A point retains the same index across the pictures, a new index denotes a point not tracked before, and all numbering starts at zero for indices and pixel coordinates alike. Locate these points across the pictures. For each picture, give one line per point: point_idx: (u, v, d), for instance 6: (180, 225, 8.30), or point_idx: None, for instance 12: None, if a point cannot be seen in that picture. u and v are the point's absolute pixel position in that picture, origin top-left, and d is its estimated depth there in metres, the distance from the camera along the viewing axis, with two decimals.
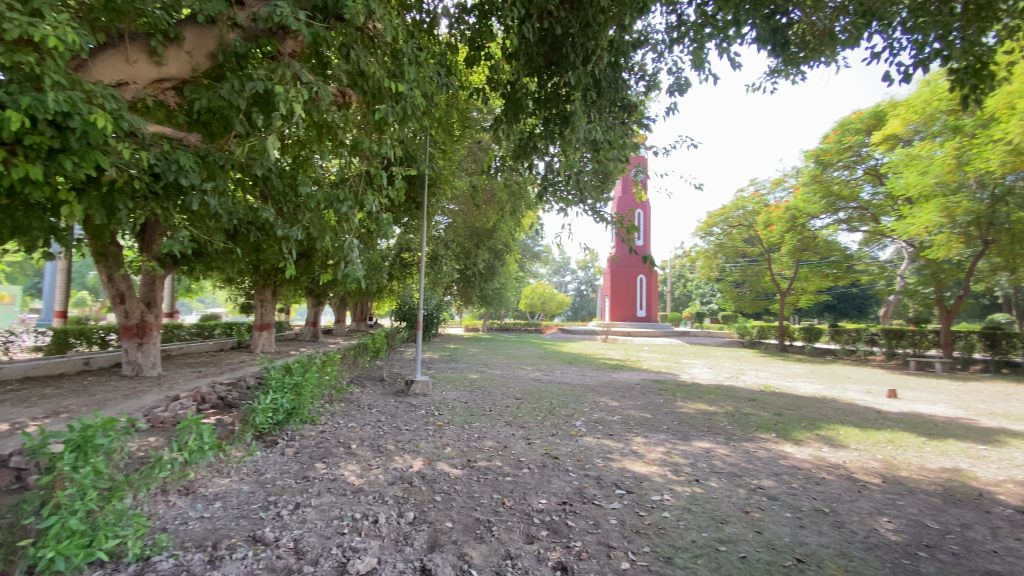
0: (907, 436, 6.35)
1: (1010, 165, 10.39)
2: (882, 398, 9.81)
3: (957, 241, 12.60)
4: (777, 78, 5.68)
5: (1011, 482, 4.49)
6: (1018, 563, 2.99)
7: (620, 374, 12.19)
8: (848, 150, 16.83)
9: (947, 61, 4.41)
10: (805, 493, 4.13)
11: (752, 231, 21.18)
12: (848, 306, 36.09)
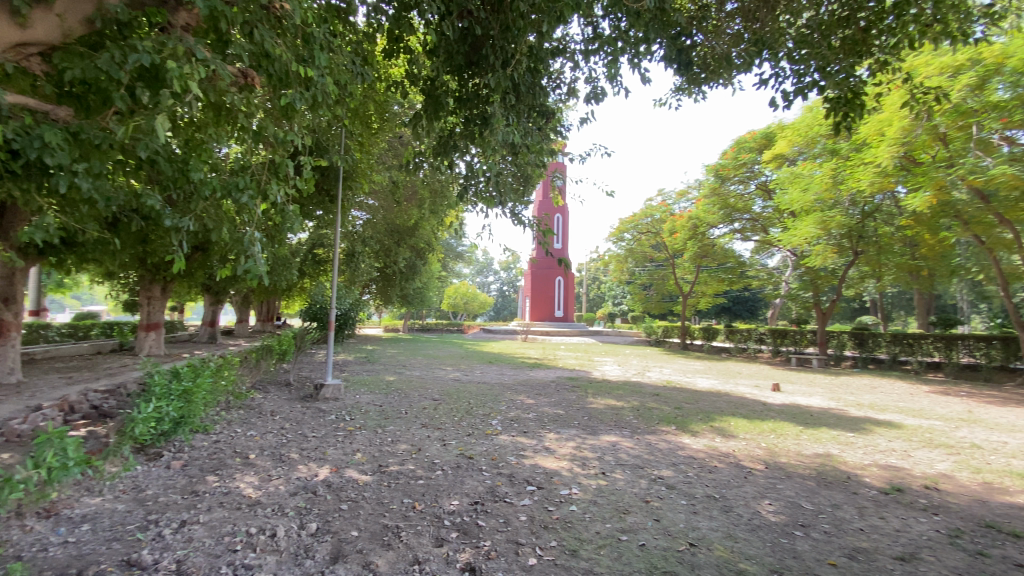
0: (788, 425, 7.10)
1: (877, 185, 11.72)
2: (768, 392, 10.89)
3: (831, 251, 14.35)
4: (682, 96, 6.09)
5: (873, 466, 5.16)
6: (873, 536, 3.43)
7: (537, 373, 12.46)
8: (742, 166, 18.42)
9: (823, 91, 4.99)
10: (700, 481, 4.47)
11: (658, 238, 22.61)
12: (741, 308, 39.97)
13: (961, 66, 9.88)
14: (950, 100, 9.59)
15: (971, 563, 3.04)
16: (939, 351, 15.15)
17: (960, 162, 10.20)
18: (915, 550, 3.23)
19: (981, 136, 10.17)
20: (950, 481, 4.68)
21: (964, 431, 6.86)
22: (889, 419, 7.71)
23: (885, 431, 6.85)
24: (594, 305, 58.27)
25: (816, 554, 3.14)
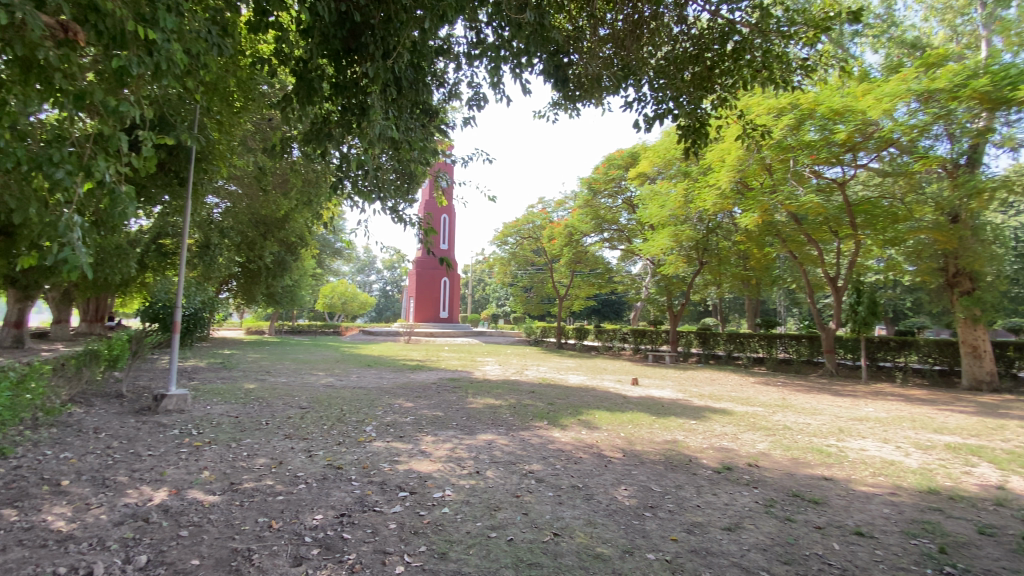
0: (644, 416, 7.87)
1: (718, 206, 13.57)
2: (628, 386, 11.97)
3: (682, 261, 16.25)
4: (559, 111, 6.44)
5: (709, 448, 5.93)
6: (708, 511, 3.93)
7: (416, 374, 12.26)
8: (611, 182, 20.06)
9: (675, 119, 5.62)
10: (566, 473, 4.75)
11: (539, 243, 23.62)
12: (609, 310, 43.58)
13: (782, 109, 11.79)
14: (774, 136, 11.42)
15: (779, 527, 3.64)
16: (762, 348, 17.95)
17: (780, 190, 12.20)
18: (740, 520, 3.76)
19: (796, 169, 12.25)
20: (767, 458, 5.55)
21: (778, 415, 8.20)
22: (724, 407, 8.93)
23: (720, 418, 7.91)
24: (477, 305, 59.00)
25: (661, 532, 3.51)
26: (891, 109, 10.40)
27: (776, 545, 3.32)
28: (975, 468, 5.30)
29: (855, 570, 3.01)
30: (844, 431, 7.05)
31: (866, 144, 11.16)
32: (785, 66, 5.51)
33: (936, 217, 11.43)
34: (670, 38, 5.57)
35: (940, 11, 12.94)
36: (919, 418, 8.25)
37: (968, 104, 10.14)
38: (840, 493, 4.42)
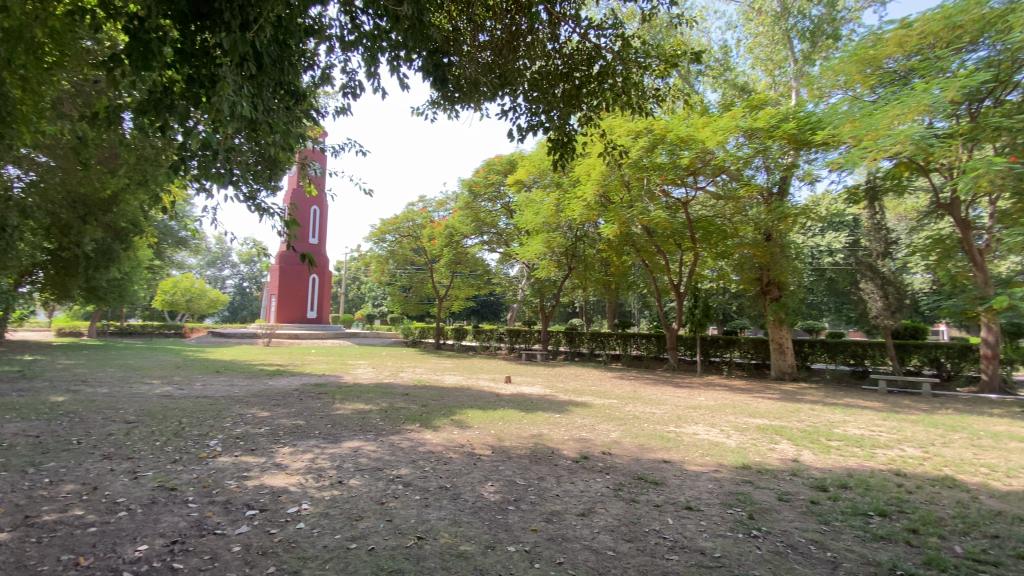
0: (514, 413, 8.16)
1: (585, 216, 14.65)
2: (501, 384, 12.34)
3: (553, 266, 17.21)
4: (438, 110, 6.40)
5: (571, 440, 6.36)
6: (566, 499, 4.20)
7: (276, 380, 11.26)
8: (491, 186, 20.53)
9: (546, 132, 5.94)
10: (434, 474, 4.73)
11: (418, 243, 23.24)
12: (487, 311, 44.59)
13: (639, 132, 13.08)
14: (633, 155, 12.67)
15: (626, 508, 4.03)
16: (619, 346, 19.74)
17: (636, 205, 13.55)
18: (593, 505, 4.08)
19: (649, 187, 13.70)
20: (619, 446, 6.12)
21: (631, 407, 9.08)
22: (586, 401, 9.64)
23: (582, 411, 8.53)
24: (349, 304, 56.01)
25: (522, 523, 3.67)
26: (723, 141, 12.18)
27: (623, 526, 3.67)
28: (776, 445, 6.42)
29: (685, 540, 3.45)
30: (682, 418, 8.06)
31: (705, 169, 12.96)
32: (641, 93, 6.15)
33: (755, 236, 13.66)
34: (544, 54, 5.84)
35: (763, 62, 15.46)
36: (738, 404, 9.76)
37: (779, 142, 12.34)
38: (677, 473, 5.04)
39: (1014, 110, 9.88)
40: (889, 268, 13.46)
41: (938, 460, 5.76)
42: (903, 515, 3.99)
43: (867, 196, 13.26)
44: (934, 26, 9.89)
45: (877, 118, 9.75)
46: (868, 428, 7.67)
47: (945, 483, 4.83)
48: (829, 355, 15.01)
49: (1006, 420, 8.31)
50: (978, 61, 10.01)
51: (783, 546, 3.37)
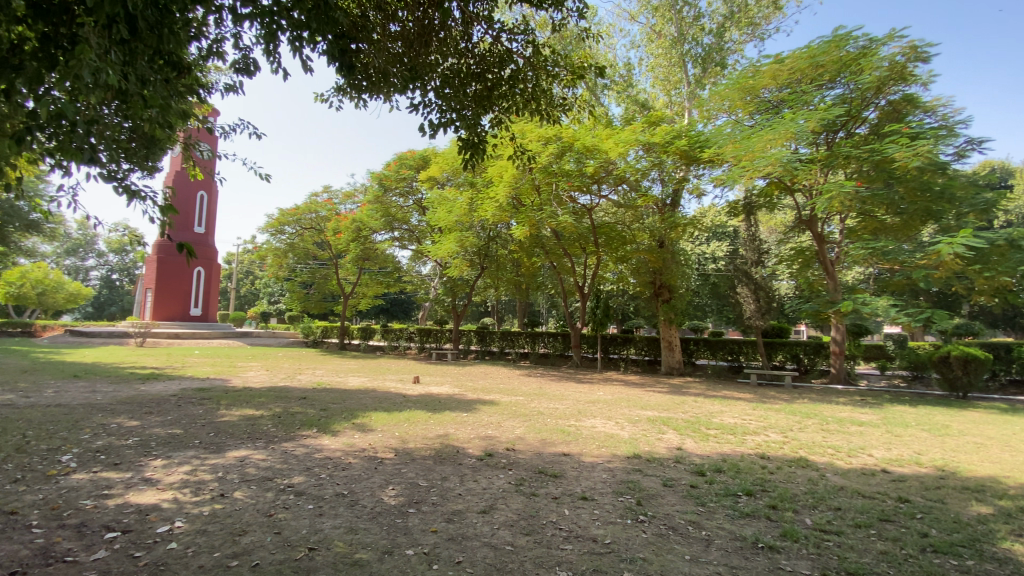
0: (419, 414, 8.02)
1: (497, 216, 14.82)
2: (408, 384, 12.10)
3: (464, 265, 17.18)
4: (343, 97, 6.11)
5: (476, 438, 6.40)
6: (467, 497, 4.23)
7: (150, 385, 10.02)
8: (402, 181, 19.96)
9: (457, 130, 5.90)
10: (330, 481, 4.51)
11: (321, 236, 21.99)
12: (396, 309, 43.48)
13: (549, 139, 13.46)
14: (542, 160, 13.03)
15: (525, 502, 4.14)
16: (528, 344, 20.25)
17: (545, 208, 13.97)
18: (495, 502, 4.13)
19: (558, 192, 14.21)
20: (522, 442, 6.27)
21: (536, 403, 9.34)
22: (493, 399, 9.76)
23: (488, 409, 8.61)
24: (242, 301, 51.58)
25: (422, 525, 3.63)
26: (624, 152, 12.97)
27: (521, 520, 3.77)
28: (664, 435, 6.98)
29: (578, 529, 3.62)
30: (583, 413, 8.47)
31: (608, 178, 13.72)
32: (550, 99, 6.37)
33: (650, 242, 14.73)
34: (456, 51, 5.80)
35: (661, 81, 16.69)
36: (633, 398, 10.47)
37: (673, 157, 13.40)
38: (574, 465, 5.28)
39: (860, 142, 11.62)
40: (761, 275, 15.18)
41: (795, 443, 6.62)
42: (765, 493, 4.52)
43: (744, 210, 14.88)
44: (801, 64, 11.29)
45: (754, 142, 11.02)
46: (740, 416, 8.60)
47: (799, 463, 5.56)
48: (710, 351, 16.66)
49: (847, 407, 9.76)
50: (835, 97, 11.63)
51: (665, 529, 3.67)
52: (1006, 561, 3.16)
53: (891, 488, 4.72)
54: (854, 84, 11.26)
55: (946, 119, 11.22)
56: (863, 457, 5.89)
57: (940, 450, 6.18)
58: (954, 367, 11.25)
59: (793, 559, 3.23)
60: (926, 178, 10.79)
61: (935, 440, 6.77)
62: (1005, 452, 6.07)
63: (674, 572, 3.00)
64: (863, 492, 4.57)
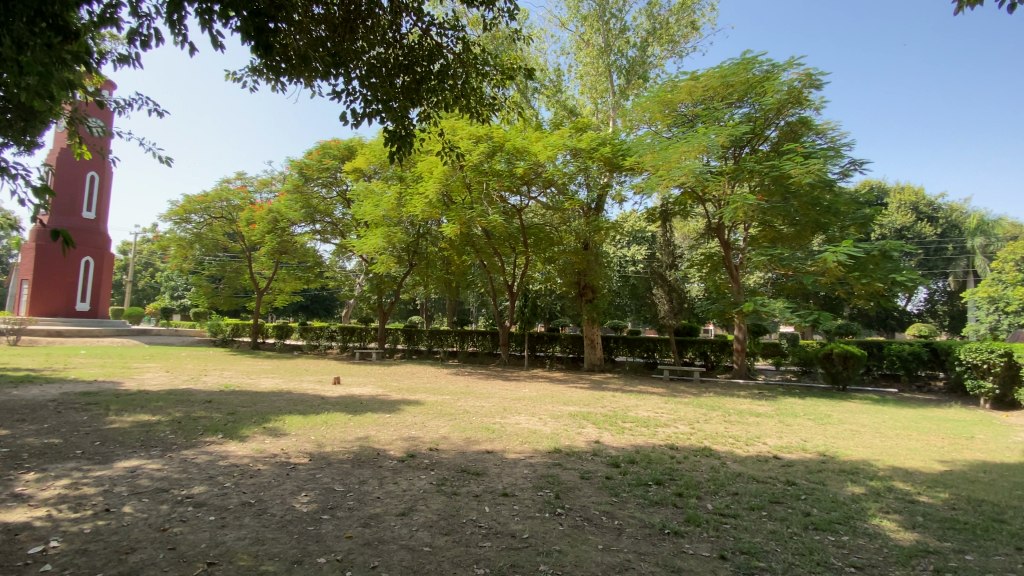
0: (338, 416, 7.69)
1: (426, 213, 14.57)
2: (328, 385, 11.55)
3: (392, 261, 16.72)
4: (259, 79, 5.69)
5: (398, 439, 6.26)
6: (386, 501, 4.12)
7: (20, 390, 8.78)
8: (325, 171, 18.99)
9: (384, 122, 5.68)
10: (236, 490, 4.21)
11: (233, 226, 20.46)
12: (318, 307, 41.51)
13: (479, 137, 13.44)
14: (473, 158, 13.00)
15: (445, 502, 4.12)
16: (456, 343, 20.11)
17: (476, 207, 13.94)
18: (415, 504, 4.07)
19: (488, 191, 14.24)
20: (445, 441, 6.23)
21: (461, 402, 9.31)
22: (418, 398, 9.59)
23: (412, 409, 8.45)
24: (139, 296, 46.69)
25: (337, 532, 3.50)
26: (553, 156, 13.25)
27: (441, 520, 3.74)
28: (584, 429, 7.24)
29: (498, 526, 3.67)
30: (507, 410, 8.56)
31: (537, 180, 13.96)
32: (480, 97, 6.37)
33: (576, 244, 15.19)
34: (384, 41, 5.62)
35: (588, 90, 17.24)
36: (557, 395, 10.77)
37: (598, 163, 13.90)
38: (497, 463, 5.33)
39: (763, 158, 12.73)
40: (675, 277, 16.17)
41: (701, 434, 7.13)
42: (673, 482, 4.83)
43: (660, 217, 15.71)
44: (714, 82, 12.18)
45: (671, 153, 11.74)
46: (654, 410, 9.13)
47: (704, 452, 6.00)
48: (629, 349, 17.59)
49: (748, 399, 10.67)
50: (742, 115, 12.68)
51: (581, 520, 3.81)
52: (870, 534, 3.61)
53: (781, 472, 5.22)
54: (758, 104, 12.34)
55: (833, 141, 12.60)
56: (759, 445, 6.47)
57: (822, 437, 6.94)
58: (836, 362, 12.69)
59: (695, 542, 3.48)
60: (816, 194, 12.08)
61: (818, 428, 7.59)
62: (873, 437, 6.94)
63: (588, 562, 3.13)
64: (757, 477, 5.02)
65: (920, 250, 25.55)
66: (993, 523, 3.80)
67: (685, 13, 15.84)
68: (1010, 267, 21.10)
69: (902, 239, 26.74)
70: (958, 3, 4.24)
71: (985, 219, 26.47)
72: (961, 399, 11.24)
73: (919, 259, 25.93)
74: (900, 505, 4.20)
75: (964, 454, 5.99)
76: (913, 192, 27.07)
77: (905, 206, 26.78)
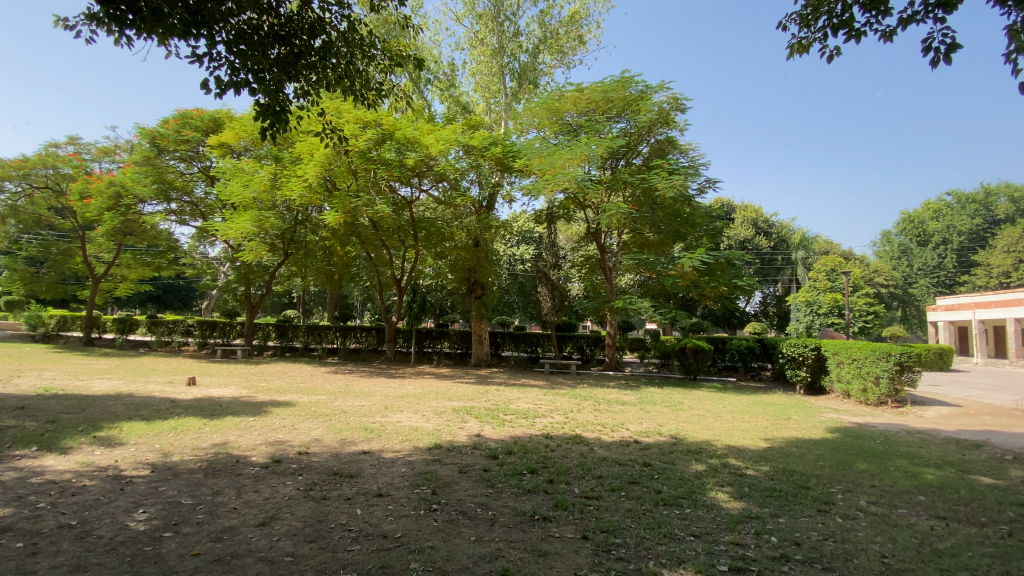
0: (190, 421, 6.83)
1: (306, 198, 13.56)
2: (182, 387, 10.21)
3: (264, 249, 15.32)
4: (95, 28, 4.77)
5: (262, 444, 5.74)
6: (244, 511, 3.77)
7: None
8: (184, 144, 16.66)
9: (254, 93, 5.07)
10: (52, 511, 3.55)
11: (61, 199, 17.21)
12: (172, 298, 36.62)
13: (367, 123, 12.89)
14: (359, 145, 12.44)
15: (313, 508, 3.88)
16: (338, 339, 19.01)
17: (362, 196, 13.30)
18: (278, 512, 3.77)
19: (376, 180, 13.69)
20: (317, 444, 5.86)
21: (337, 401, 8.83)
22: (289, 399, 8.89)
23: (281, 410, 7.82)
24: None
25: (181, 550, 3.12)
26: (444, 150, 13.11)
27: (306, 527, 3.51)
28: (465, 424, 7.30)
29: (369, 527, 3.55)
30: (388, 408, 8.31)
31: (428, 173, 13.76)
32: (366, 81, 6.06)
33: (466, 241, 15.23)
34: (257, 7, 5.08)
35: (482, 88, 17.33)
36: (440, 390, 10.72)
37: (489, 162, 14.10)
38: (373, 463, 5.15)
39: (636, 171, 13.87)
40: (558, 277, 17.00)
41: (573, 423, 7.59)
42: (545, 470, 5.08)
43: (546, 219, 16.35)
44: (596, 95, 13.05)
45: (557, 159, 12.34)
46: (533, 402, 9.52)
47: (575, 440, 6.40)
48: (514, 344, 18.13)
49: (617, 390, 11.62)
50: (620, 129, 13.75)
51: (455, 514, 3.84)
52: (708, 505, 4.14)
53: (639, 455, 5.76)
54: (634, 121, 13.49)
55: (693, 160, 14.18)
56: (623, 431, 7.07)
57: (675, 421, 7.80)
58: (689, 355, 14.36)
59: (562, 525, 3.70)
60: (677, 207, 13.56)
61: (672, 413, 8.52)
62: (715, 420, 7.96)
63: (459, 555, 3.16)
64: (619, 461, 5.48)
65: (757, 260, 29.96)
66: (799, 489, 4.58)
67: (574, 26, 16.67)
68: (820, 276, 25.63)
69: (745, 249, 31.14)
70: (789, 49, 5.06)
71: (805, 236, 31.87)
72: (782, 386, 13.38)
73: (756, 267, 30.42)
74: (731, 478, 4.88)
75: (781, 432, 7.13)
76: (754, 210, 31.63)
77: (748, 222, 31.25)
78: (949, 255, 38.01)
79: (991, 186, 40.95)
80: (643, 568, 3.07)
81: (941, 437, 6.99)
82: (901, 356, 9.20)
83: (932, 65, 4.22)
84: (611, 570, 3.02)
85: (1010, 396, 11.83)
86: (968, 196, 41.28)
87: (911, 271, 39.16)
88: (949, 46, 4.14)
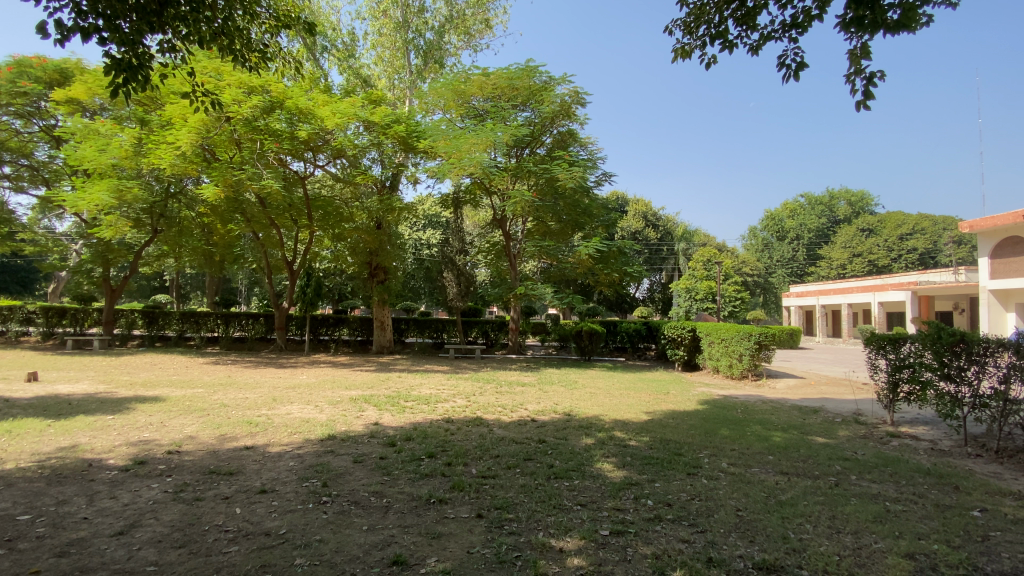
0: (29, 422, 5.84)
1: (178, 168, 11.99)
2: (18, 384, 8.70)
3: (125, 224, 13.35)
4: None
5: (123, 445, 5.09)
6: (98, 520, 3.32)
7: None
8: (22, 97, 13.86)
9: (104, 42, 4.32)
10: None
11: None
12: (7, 279, 31.04)
13: (252, 88, 11.76)
14: (242, 113, 11.30)
15: (183, 511, 3.53)
16: (219, 327, 17.28)
17: (246, 168, 12.16)
18: (140, 519, 3.37)
19: (263, 153, 12.63)
20: (191, 441, 5.32)
21: (217, 395, 8.08)
22: (158, 394, 7.97)
23: (147, 407, 6.98)
24: None
25: (15, 569, 2.69)
26: (342, 124, 12.28)
27: (174, 532, 3.19)
28: (361, 413, 7.06)
29: (249, 527, 3.31)
30: (276, 400, 7.78)
31: (324, 148, 12.88)
32: (247, 41, 5.47)
33: (367, 222, 14.52)
34: None
35: (384, 62, 16.51)
36: (336, 379, 10.27)
37: (392, 141, 13.57)
38: (256, 458, 4.79)
39: (539, 160, 14.15)
40: (464, 262, 16.88)
41: (475, 406, 7.69)
42: (443, 453, 5.10)
43: (452, 204, 16.16)
44: (502, 82, 13.13)
45: (462, 142, 12.23)
46: (434, 387, 9.48)
47: (475, 422, 6.50)
48: (417, 330, 17.80)
49: (517, 372, 11.96)
50: (525, 118, 13.95)
51: (347, 505, 3.72)
52: (595, 476, 4.44)
53: (535, 433, 6.01)
54: (537, 111, 13.77)
55: (592, 153, 14.84)
56: (521, 411, 7.31)
57: (569, 399, 8.24)
58: (584, 338, 15.18)
59: (457, 506, 3.75)
60: (577, 198, 14.12)
61: (567, 392, 8.99)
62: (605, 397, 8.53)
63: (350, 545, 3.07)
64: (516, 440, 5.67)
65: (645, 250, 32.52)
66: (673, 455, 5.09)
67: (480, 10, 16.49)
68: (699, 266, 28.37)
69: (636, 240, 33.57)
70: (675, 52, 5.44)
71: (687, 231, 35.11)
72: (665, 365, 14.69)
73: (645, 256, 32.98)
74: (616, 449, 5.28)
75: (661, 406, 7.86)
76: (645, 204, 34.18)
77: (639, 215, 33.70)
78: (801, 249, 44.05)
79: (834, 192, 48.07)
80: (533, 539, 3.22)
81: (788, 405, 8.16)
82: (760, 337, 10.46)
83: (785, 80, 4.76)
84: (501, 544, 3.13)
85: (840, 368, 14.09)
86: (816, 199, 48.02)
87: (771, 263, 44.94)
88: (800, 64, 4.69)
